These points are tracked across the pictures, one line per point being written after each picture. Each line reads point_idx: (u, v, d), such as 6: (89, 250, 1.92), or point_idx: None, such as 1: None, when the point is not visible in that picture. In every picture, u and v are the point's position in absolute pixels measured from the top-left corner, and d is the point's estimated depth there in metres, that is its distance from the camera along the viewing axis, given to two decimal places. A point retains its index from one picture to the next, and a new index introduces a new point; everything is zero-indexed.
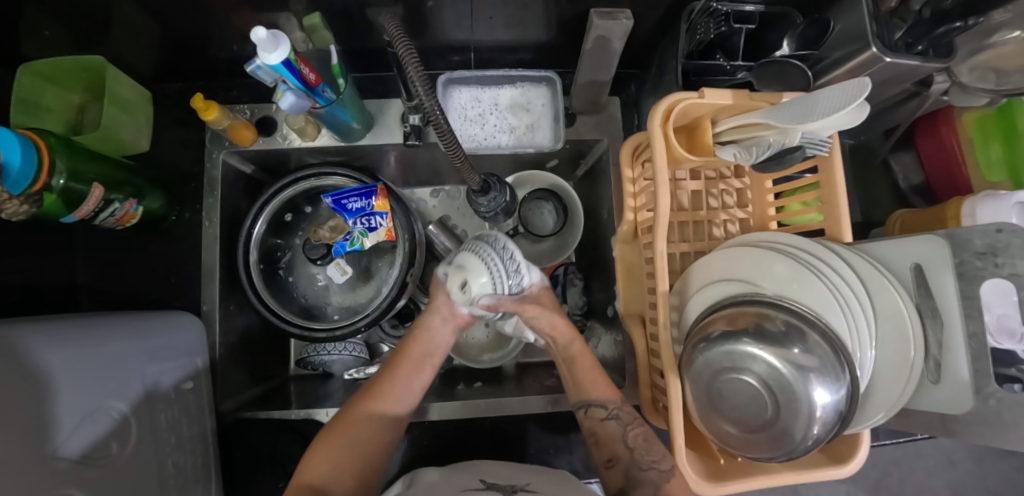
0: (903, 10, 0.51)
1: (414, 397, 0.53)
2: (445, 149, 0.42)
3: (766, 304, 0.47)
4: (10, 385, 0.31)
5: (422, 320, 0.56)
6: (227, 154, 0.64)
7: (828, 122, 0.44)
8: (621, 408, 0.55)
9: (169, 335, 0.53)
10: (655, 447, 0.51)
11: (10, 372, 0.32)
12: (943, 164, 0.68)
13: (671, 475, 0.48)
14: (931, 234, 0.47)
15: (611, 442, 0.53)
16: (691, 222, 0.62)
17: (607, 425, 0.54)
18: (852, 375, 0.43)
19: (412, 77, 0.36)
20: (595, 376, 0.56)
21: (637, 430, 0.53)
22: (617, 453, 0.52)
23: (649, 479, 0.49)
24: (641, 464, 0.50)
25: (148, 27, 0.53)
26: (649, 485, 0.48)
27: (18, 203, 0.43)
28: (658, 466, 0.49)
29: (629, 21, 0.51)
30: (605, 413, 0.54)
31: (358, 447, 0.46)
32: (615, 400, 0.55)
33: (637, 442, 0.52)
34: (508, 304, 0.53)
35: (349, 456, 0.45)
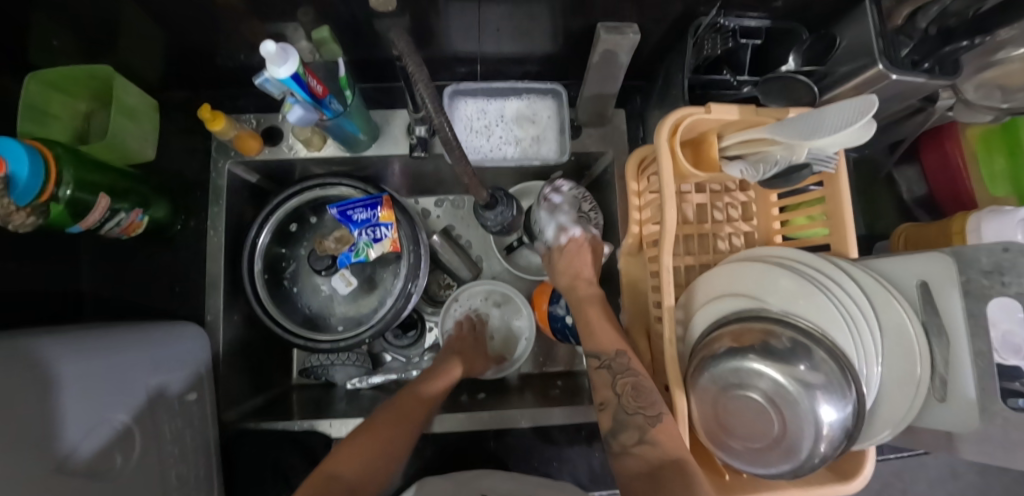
0: (909, 28, 0.50)
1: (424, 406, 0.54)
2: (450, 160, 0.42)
3: (772, 320, 0.48)
4: (13, 402, 0.31)
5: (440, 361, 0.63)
6: (232, 164, 0.63)
7: (836, 139, 0.44)
8: (614, 359, 0.52)
9: (173, 346, 0.53)
10: (644, 393, 0.47)
11: (14, 388, 0.32)
12: (947, 179, 0.68)
13: (657, 421, 0.45)
14: (936, 251, 0.47)
15: (602, 388, 0.51)
16: (696, 235, 0.61)
17: (600, 374, 0.52)
18: (859, 392, 0.44)
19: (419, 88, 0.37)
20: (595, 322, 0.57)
21: (626, 377, 0.50)
22: (607, 399, 0.50)
23: (636, 425, 0.46)
24: (628, 410, 0.48)
25: (157, 36, 0.53)
26: (635, 430, 0.46)
27: (26, 215, 0.43)
28: (645, 413, 0.46)
29: (636, 35, 0.52)
30: (598, 361, 0.53)
31: (385, 446, 0.46)
32: (610, 350, 0.53)
33: (626, 389, 0.49)
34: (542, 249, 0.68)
35: (373, 457, 0.44)
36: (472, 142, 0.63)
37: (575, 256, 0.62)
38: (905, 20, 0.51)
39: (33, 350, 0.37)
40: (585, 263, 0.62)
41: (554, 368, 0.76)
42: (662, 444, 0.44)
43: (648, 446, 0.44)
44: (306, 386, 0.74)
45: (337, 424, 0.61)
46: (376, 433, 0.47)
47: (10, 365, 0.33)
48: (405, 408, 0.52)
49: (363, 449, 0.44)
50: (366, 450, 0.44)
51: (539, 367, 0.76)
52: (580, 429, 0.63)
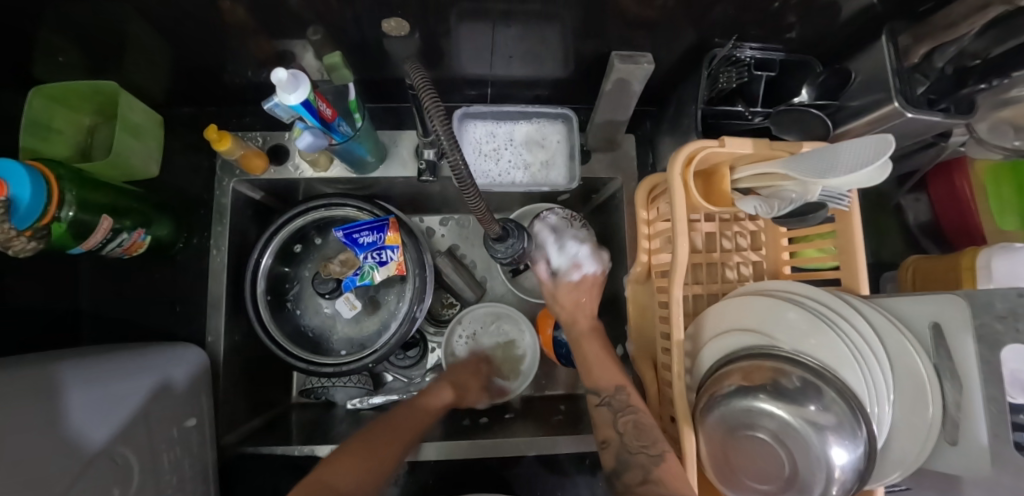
0: (926, 66, 0.49)
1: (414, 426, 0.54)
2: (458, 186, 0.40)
3: (783, 359, 0.48)
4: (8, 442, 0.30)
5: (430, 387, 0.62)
6: (237, 183, 0.63)
7: (847, 179, 0.44)
8: (614, 396, 0.55)
9: (172, 371, 0.51)
10: (645, 431, 0.49)
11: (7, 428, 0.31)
12: (954, 210, 0.68)
13: (660, 460, 0.45)
14: (951, 293, 0.46)
15: (604, 426, 0.53)
16: (705, 264, 0.61)
17: (600, 411, 0.54)
18: (869, 432, 0.43)
19: (429, 112, 0.36)
20: (594, 359, 0.60)
21: (626, 416, 0.52)
22: (609, 437, 0.52)
23: (641, 464, 0.46)
24: (631, 449, 0.48)
25: (164, 53, 0.53)
26: (639, 469, 0.46)
27: (25, 240, 0.41)
28: (648, 452, 0.47)
29: (650, 64, 0.52)
30: (599, 399, 0.55)
31: (378, 456, 0.46)
32: (610, 387, 0.56)
33: (627, 428, 0.51)
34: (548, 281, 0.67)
35: (359, 469, 0.44)
36: (478, 171, 0.62)
37: (581, 293, 0.65)
38: (921, 59, 0.50)
39: (24, 385, 0.35)
40: (589, 299, 0.66)
41: (555, 391, 0.76)
42: (665, 480, 0.43)
43: (653, 484, 0.44)
44: (305, 406, 0.73)
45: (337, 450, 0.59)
46: (367, 447, 0.47)
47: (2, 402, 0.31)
48: (395, 424, 0.52)
49: (353, 461, 0.44)
50: (357, 462, 0.44)
51: (539, 390, 0.76)
52: (584, 458, 0.62)
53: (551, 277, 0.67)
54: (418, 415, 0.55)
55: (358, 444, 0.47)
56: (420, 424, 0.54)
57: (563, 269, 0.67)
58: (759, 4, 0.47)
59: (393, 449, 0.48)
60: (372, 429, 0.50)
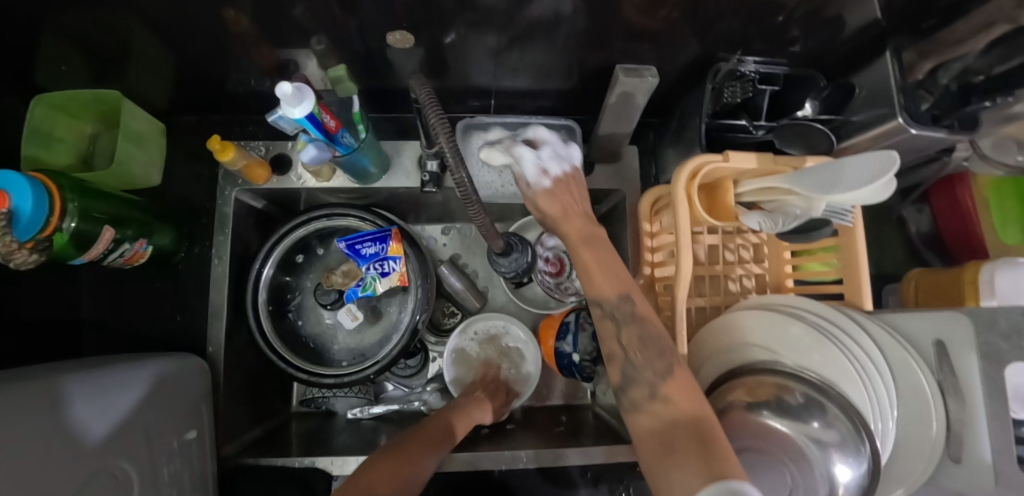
0: (931, 82, 0.50)
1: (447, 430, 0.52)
2: (461, 200, 0.40)
3: (785, 375, 0.48)
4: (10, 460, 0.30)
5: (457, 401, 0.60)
6: (240, 192, 0.63)
7: (853, 196, 0.44)
8: (618, 307, 0.44)
9: (174, 383, 0.51)
10: (652, 345, 0.43)
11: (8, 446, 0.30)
12: (957, 223, 0.68)
13: (667, 376, 0.42)
14: (957, 311, 0.46)
15: (608, 340, 0.46)
16: (708, 277, 0.61)
17: (603, 323, 0.46)
18: (873, 447, 0.42)
19: (435, 127, 0.36)
20: (594, 265, 0.45)
21: (632, 326, 0.44)
22: (614, 351, 0.45)
23: (647, 381, 0.43)
24: (636, 365, 0.44)
25: (167, 62, 0.53)
26: (646, 386, 0.43)
27: (27, 252, 0.41)
28: (654, 368, 0.42)
29: (655, 77, 0.52)
30: (601, 310, 0.46)
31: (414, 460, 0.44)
32: (614, 297, 0.44)
33: (632, 342, 0.44)
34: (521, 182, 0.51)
35: (395, 480, 0.41)
36: (481, 183, 0.64)
37: (563, 201, 0.48)
38: (925, 75, 0.51)
39: (29, 400, 0.34)
40: (574, 201, 0.48)
41: (555, 401, 0.77)
42: (676, 402, 0.40)
43: (661, 402, 0.41)
44: (305, 415, 0.73)
45: (339, 462, 0.57)
46: (401, 453, 0.44)
47: (4, 419, 0.31)
48: (427, 431, 0.49)
49: (390, 467, 0.42)
50: (392, 475, 0.41)
51: (540, 400, 0.77)
52: (586, 471, 0.62)
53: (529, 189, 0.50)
54: (450, 426, 0.53)
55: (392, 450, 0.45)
56: (452, 427, 0.53)
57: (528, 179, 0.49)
58: (765, 19, 0.47)
59: (426, 459, 0.45)
60: (404, 439, 0.47)
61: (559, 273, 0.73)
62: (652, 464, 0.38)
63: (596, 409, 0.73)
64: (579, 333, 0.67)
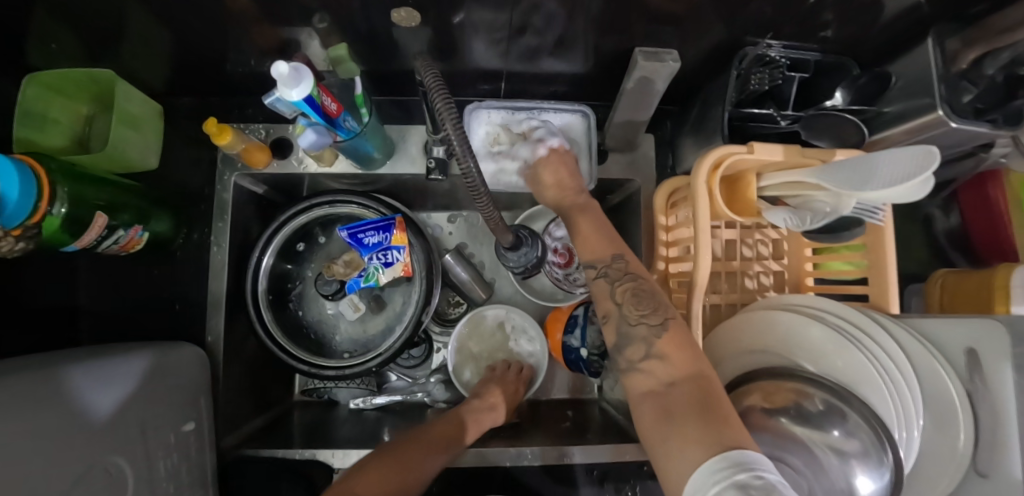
0: (975, 73, 0.46)
1: (453, 438, 0.52)
2: (468, 193, 0.38)
3: (805, 380, 0.46)
4: (9, 460, 0.29)
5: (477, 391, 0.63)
6: (239, 177, 0.60)
7: (885, 194, 0.41)
8: (611, 265, 0.47)
9: (170, 375, 0.49)
10: (646, 299, 0.43)
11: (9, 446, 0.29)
12: (988, 222, 0.64)
13: (662, 332, 0.41)
14: (990, 318, 0.44)
15: (604, 299, 0.46)
16: (724, 273, 0.58)
17: (598, 284, 0.47)
18: (896, 457, 0.39)
19: (440, 112, 0.33)
20: (587, 232, 0.50)
21: (625, 283, 0.45)
22: (608, 310, 0.46)
23: (641, 337, 0.42)
24: (630, 321, 0.43)
25: (162, 41, 0.50)
26: (641, 343, 0.42)
27: (11, 241, 0.40)
28: (648, 323, 0.42)
29: (677, 63, 0.49)
30: (595, 271, 0.47)
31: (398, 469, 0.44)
32: (605, 256, 0.47)
33: (626, 297, 0.44)
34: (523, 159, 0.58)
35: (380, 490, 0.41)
36: (484, 167, 0.59)
37: (556, 174, 0.53)
38: (970, 65, 0.46)
39: (30, 394, 0.33)
40: (568, 173, 0.53)
41: (561, 396, 0.76)
42: (671, 359, 0.40)
43: (657, 361, 0.40)
44: (306, 405, 0.72)
45: (341, 455, 0.55)
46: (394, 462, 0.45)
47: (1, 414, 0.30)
48: (420, 438, 0.49)
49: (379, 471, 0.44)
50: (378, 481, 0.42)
51: (546, 394, 0.75)
52: (593, 469, 0.60)
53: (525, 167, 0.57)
54: (449, 435, 0.52)
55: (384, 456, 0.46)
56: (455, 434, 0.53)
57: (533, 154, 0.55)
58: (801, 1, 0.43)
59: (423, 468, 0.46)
60: (399, 446, 0.48)
61: (568, 264, 0.71)
62: (651, 429, 0.37)
63: (603, 404, 0.72)
64: (580, 328, 0.67)
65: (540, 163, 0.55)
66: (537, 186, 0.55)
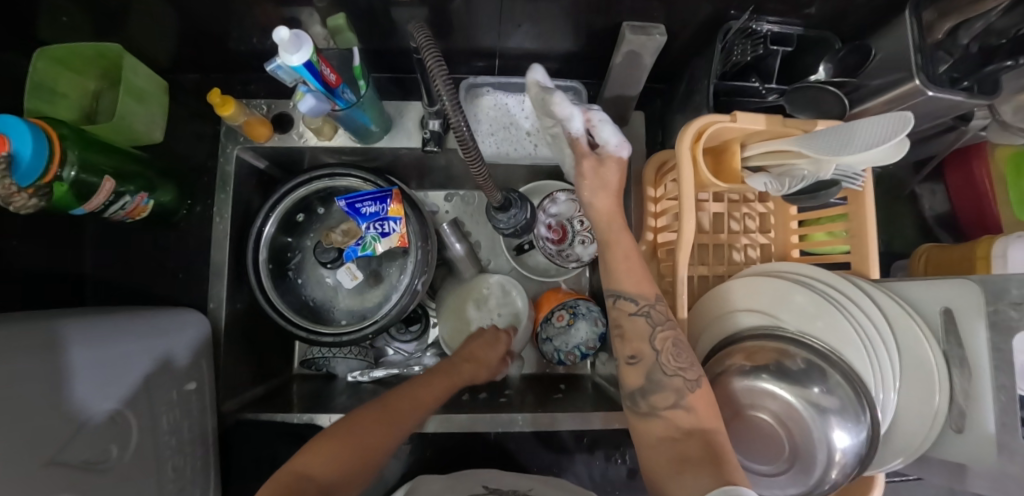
0: (950, 43, 0.47)
1: (425, 400, 0.52)
2: (462, 153, 0.39)
3: (787, 340, 0.47)
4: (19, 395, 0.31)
5: (467, 351, 0.63)
6: (242, 149, 0.62)
7: (863, 156, 0.43)
8: (654, 306, 0.46)
9: (176, 335, 0.52)
10: (685, 352, 0.44)
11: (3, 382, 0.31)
12: (973, 198, 0.66)
13: (696, 386, 0.43)
14: (965, 279, 0.44)
15: (636, 339, 0.46)
16: (712, 245, 0.60)
17: (635, 322, 0.47)
18: (874, 417, 0.42)
19: (433, 71, 0.35)
20: (630, 259, 0.48)
21: (666, 331, 0.45)
22: (641, 352, 0.46)
23: (674, 388, 0.43)
24: (666, 370, 0.44)
25: (168, 18, 0.52)
26: (672, 393, 0.43)
27: (27, 197, 0.41)
28: (685, 376, 0.43)
29: (663, 36, 0.50)
30: (635, 307, 0.47)
31: (359, 450, 0.43)
32: (650, 295, 0.47)
33: (666, 345, 0.45)
34: (578, 148, 0.49)
35: (344, 458, 0.41)
36: (554, 103, 0.47)
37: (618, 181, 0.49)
38: (945, 35, 0.47)
39: (26, 339, 0.35)
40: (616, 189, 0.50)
41: (555, 371, 0.77)
42: (698, 411, 0.42)
43: (683, 411, 0.42)
44: (305, 378, 0.74)
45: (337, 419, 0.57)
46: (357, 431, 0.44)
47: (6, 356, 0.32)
48: (388, 409, 0.47)
49: (335, 450, 0.41)
50: (338, 451, 0.41)
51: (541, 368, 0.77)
52: (583, 437, 0.62)
53: (586, 153, 0.49)
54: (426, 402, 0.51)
55: (342, 431, 0.43)
56: (435, 393, 0.54)
57: (609, 148, 0.49)
58: None
59: (387, 436, 0.45)
60: (364, 409, 0.47)
61: (562, 241, 0.72)
62: (665, 470, 0.40)
63: (596, 378, 0.73)
64: (577, 320, 0.69)
65: (612, 161, 0.49)
66: (596, 187, 0.49)
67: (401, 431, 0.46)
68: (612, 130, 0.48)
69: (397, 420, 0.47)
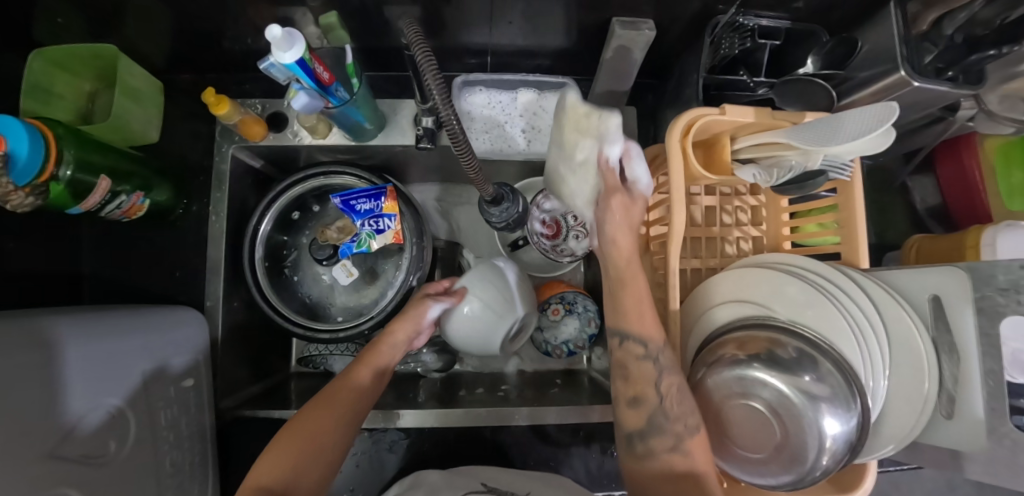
0: (935, 33, 0.48)
1: (371, 375, 0.51)
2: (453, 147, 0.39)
3: (779, 329, 0.47)
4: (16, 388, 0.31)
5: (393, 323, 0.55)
6: (237, 149, 0.63)
7: (852, 147, 0.43)
8: (661, 351, 0.44)
9: (173, 332, 0.52)
10: (690, 399, 0.43)
11: (4, 376, 0.31)
12: (963, 190, 0.67)
13: (695, 431, 0.43)
14: (951, 266, 0.45)
15: (641, 382, 0.45)
16: (704, 238, 0.60)
17: (642, 366, 0.44)
18: (863, 405, 0.43)
19: (421, 65, 0.34)
20: (642, 297, 0.47)
21: (672, 377, 0.44)
22: (644, 395, 0.44)
23: (674, 433, 0.43)
24: (669, 414, 0.43)
25: (163, 20, 0.53)
26: (672, 437, 0.43)
27: (23, 195, 0.42)
28: (685, 422, 0.43)
29: (652, 31, 0.51)
30: (643, 351, 0.45)
31: (307, 447, 0.42)
32: (658, 339, 0.44)
33: (670, 390, 0.43)
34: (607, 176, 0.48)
35: (297, 458, 0.41)
36: (608, 124, 0.46)
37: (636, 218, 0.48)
38: (930, 26, 0.49)
39: (24, 334, 0.36)
40: (630, 225, 0.48)
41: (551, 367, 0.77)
42: (695, 455, 0.42)
43: (682, 455, 0.42)
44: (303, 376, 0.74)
45: None
46: (305, 428, 0.43)
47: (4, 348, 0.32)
48: (327, 398, 0.47)
49: (278, 457, 0.41)
50: (290, 453, 0.41)
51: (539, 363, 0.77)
52: (578, 430, 0.62)
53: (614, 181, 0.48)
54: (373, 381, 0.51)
55: (286, 437, 0.43)
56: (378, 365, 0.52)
57: (639, 185, 0.48)
58: None
59: (333, 424, 0.45)
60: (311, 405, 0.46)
61: (557, 236, 0.72)
62: None
63: (592, 373, 0.73)
64: (570, 316, 0.69)
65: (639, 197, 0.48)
66: (615, 219, 0.48)
67: (347, 418, 0.46)
68: (644, 169, 0.48)
69: (343, 404, 0.47)
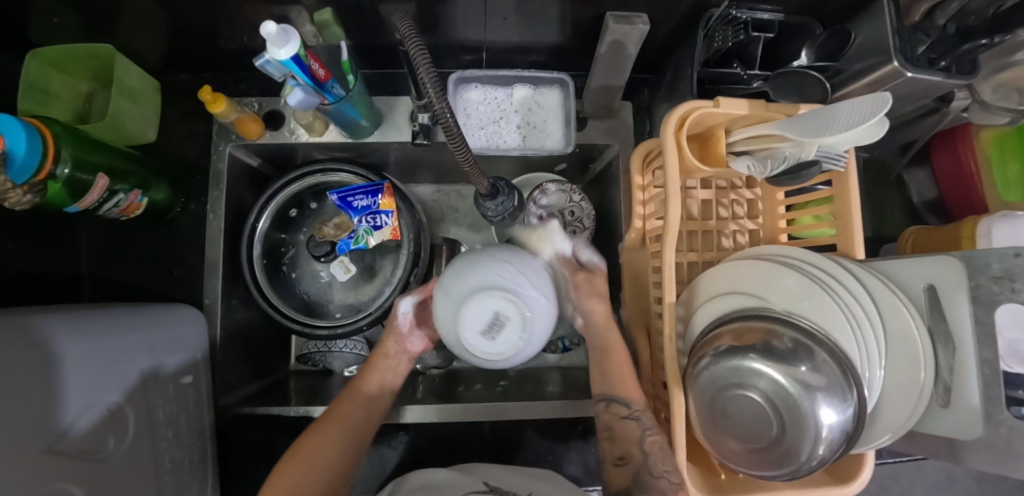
0: (927, 25, 0.50)
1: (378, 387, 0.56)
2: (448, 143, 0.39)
3: (776, 320, 0.47)
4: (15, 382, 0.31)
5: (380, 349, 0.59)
6: (233, 147, 0.64)
7: (846, 137, 0.43)
8: (642, 412, 0.52)
9: (171, 330, 0.53)
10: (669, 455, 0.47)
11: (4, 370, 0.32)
12: (959, 182, 0.67)
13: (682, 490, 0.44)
14: (946, 255, 0.45)
15: (627, 442, 0.52)
16: (700, 232, 0.61)
17: (626, 425, 0.53)
18: (860, 396, 0.43)
19: (414, 57, 0.34)
20: (624, 366, 0.57)
21: (654, 435, 0.50)
22: (629, 454, 0.52)
23: (659, 489, 0.47)
24: (653, 472, 0.48)
25: (158, 19, 0.53)
26: (658, 493, 0.47)
27: (21, 193, 0.42)
28: (669, 477, 0.45)
29: (646, 26, 0.51)
30: (626, 411, 0.54)
31: (314, 463, 0.47)
32: (640, 401, 0.54)
33: (654, 448, 0.49)
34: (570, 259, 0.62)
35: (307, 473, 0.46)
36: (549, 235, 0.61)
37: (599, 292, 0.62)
38: (921, 18, 0.50)
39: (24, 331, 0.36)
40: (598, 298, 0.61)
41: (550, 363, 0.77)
42: None
43: None
44: (302, 373, 0.74)
45: None
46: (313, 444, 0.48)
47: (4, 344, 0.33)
48: (334, 414, 0.52)
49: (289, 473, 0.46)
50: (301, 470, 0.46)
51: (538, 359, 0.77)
52: (577, 424, 0.63)
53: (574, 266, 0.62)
54: (371, 395, 0.55)
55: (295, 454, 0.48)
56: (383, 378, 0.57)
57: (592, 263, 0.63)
58: None
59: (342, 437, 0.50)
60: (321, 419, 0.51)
61: None
62: None
63: None
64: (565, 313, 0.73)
65: (596, 272, 0.63)
66: (586, 294, 0.61)
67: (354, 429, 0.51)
68: (591, 252, 0.64)
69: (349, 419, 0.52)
